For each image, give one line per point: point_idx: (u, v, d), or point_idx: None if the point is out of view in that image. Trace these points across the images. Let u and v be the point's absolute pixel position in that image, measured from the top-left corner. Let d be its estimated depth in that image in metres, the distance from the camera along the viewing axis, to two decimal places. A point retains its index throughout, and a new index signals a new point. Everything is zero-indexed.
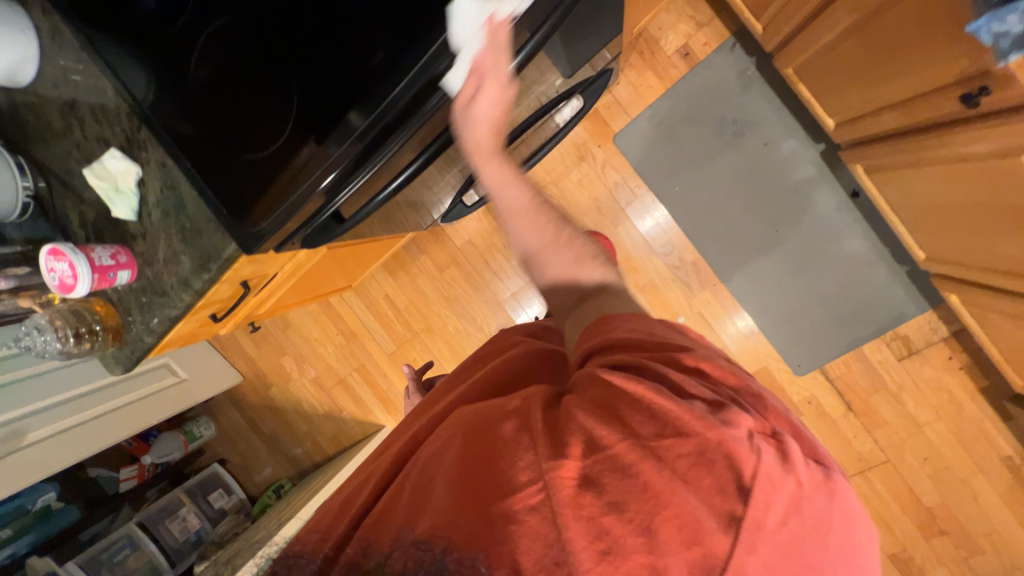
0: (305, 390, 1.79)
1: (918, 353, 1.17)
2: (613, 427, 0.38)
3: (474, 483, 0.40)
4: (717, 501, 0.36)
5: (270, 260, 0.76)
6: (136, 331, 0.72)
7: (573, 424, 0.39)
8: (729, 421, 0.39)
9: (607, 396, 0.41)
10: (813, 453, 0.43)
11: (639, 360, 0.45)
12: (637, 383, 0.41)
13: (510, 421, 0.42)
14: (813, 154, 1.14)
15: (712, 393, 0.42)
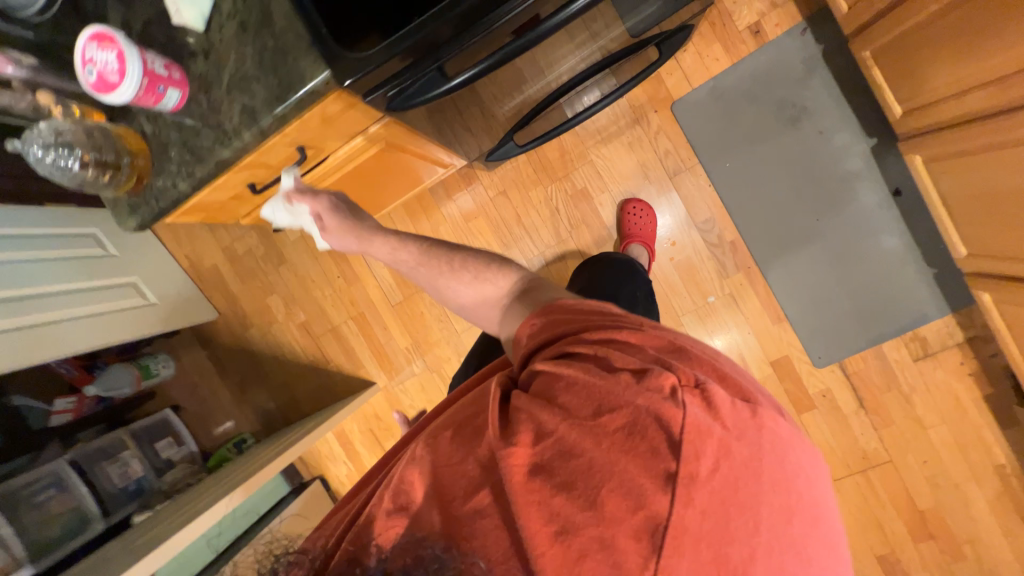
0: (290, 335, 1.63)
1: (933, 356, 1.21)
2: (547, 413, 0.48)
3: (445, 479, 0.50)
4: (659, 460, 0.43)
5: (340, 123, 0.66)
6: (170, 175, 0.61)
7: (523, 419, 0.49)
8: (652, 387, 0.46)
9: (540, 392, 0.50)
10: (736, 389, 0.49)
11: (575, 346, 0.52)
12: (567, 372, 0.49)
13: (471, 422, 0.53)
14: (863, 148, 1.17)
15: (638, 362, 0.49)
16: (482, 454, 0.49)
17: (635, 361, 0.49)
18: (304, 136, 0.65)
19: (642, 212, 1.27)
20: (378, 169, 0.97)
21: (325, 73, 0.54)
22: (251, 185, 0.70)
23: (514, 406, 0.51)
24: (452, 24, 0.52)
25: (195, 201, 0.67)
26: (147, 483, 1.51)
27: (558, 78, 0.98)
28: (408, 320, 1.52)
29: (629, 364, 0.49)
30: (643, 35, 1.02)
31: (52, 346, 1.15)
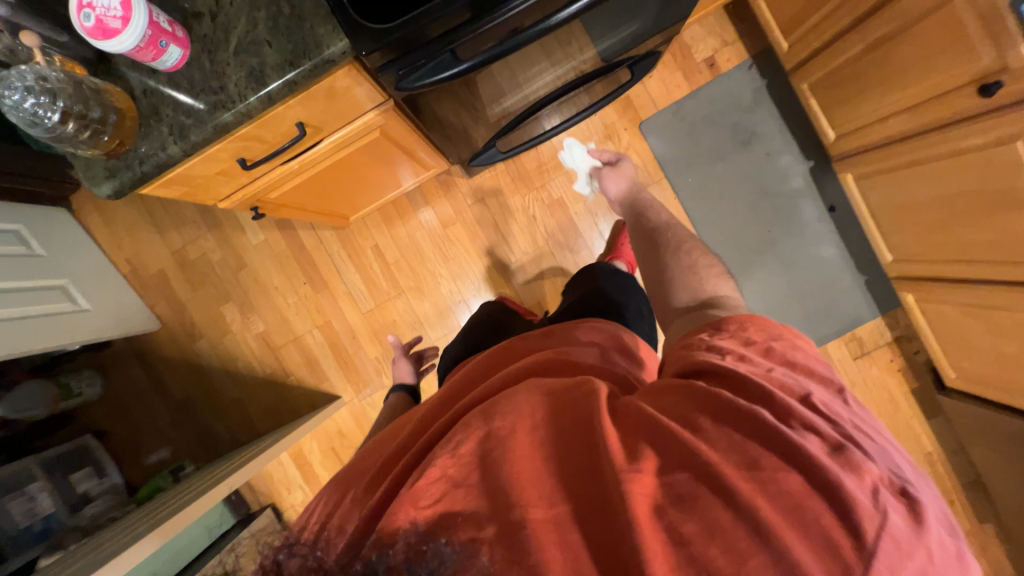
0: (245, 346, 1.50)
1: (869, 354, 1.36)
2: (680, 439, 0.39)
3: (501, 469, 0.41)
4: (836, 554, 0.34)
5: (344, 102, 0.66)
6: (157, 139, 0.58)
7: (655, 442, 0.40)
8: (848, 468, 0.37)
9: (674, 412, 0.42)
10: (944, 520, 0.38)
11: (740, 376, 0.43)
12: (735, 406, 0.40)
13: (565, 421, 0.44)
14: (804, 169, 1.33)
15: (833, 430, 0.39)
16: (571, 460, 0.41)
17: (825, 425, 0.39)
18: (307, 111, 0.64)
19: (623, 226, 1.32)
20: (365, 162, 0.96)
21: (342, 44, 0.56)
22: (241, 160, 0.67)
23: (631, 414, 0.43)
24: (472, 6, 0.54)
25: (183, 171, 0.64)
26: (59, 521, 1.27)
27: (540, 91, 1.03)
28: (379, 328, 1.47)
29: (814, 428, 0.39)
30: (619, 58, 1.11)
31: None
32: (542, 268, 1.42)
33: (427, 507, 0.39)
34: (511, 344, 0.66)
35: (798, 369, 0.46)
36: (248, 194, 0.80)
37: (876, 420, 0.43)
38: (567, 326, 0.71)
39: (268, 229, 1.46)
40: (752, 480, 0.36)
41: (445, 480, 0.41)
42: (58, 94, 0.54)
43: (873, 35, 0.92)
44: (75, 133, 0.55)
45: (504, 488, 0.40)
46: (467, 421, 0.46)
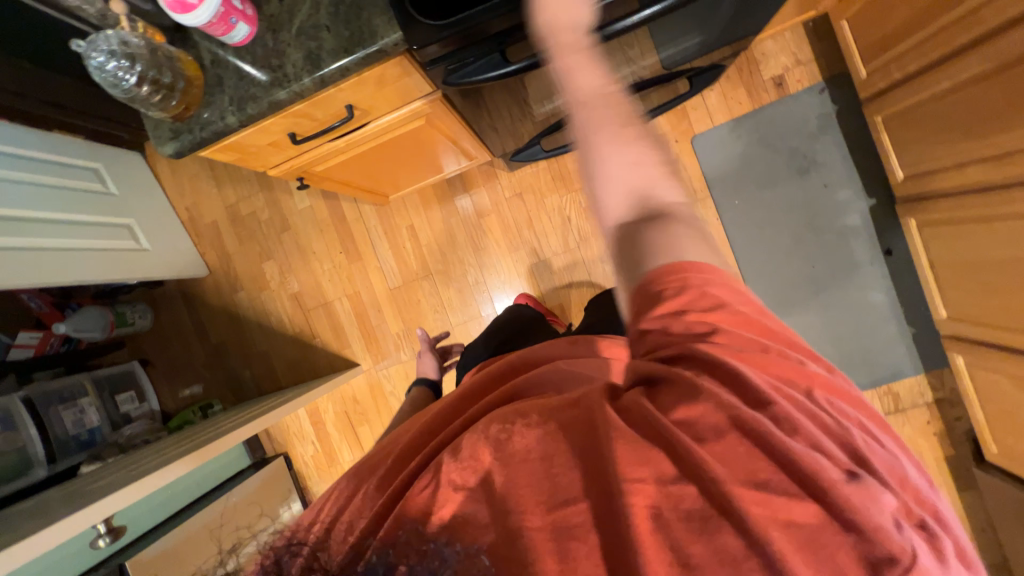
0: (279, 303, 1.60)
1: (904, 412, 1.27)
2: (687, 446, 0.37)
3: (500, 478, 0.40)
4: None
5: (393, 91, 0.68)
6: (219, 109, 0.62)
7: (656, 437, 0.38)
8: (870, 495, 0.36)
9: (675, 410, 0.40)
10: (958, 548, 0.38)
11: (742, 379, 0.40)
12: (744, 417, 0.38)
13: (569, 426, 0.42)
14: (863, 206, 1.24)
15: (844, 455, 0.38)
16: (570, 465, 0.40)
17: (839, 450, 0.38)
18: (357, 95, 0.66)
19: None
20: (409, 146, 0.98)
21: (395, 36, 0.57)
22: (291, 135, 0.71)
23: (632, 411, 0.41)
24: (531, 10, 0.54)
25: (238, 141, 0.68)
26: (102, 434, 1.42)
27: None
28: (402, 306, 1.51)
29: (826, 451, 0.37)
30: (681, 68, 1.07)
31: (47, 272, 1.10)
32: (568, 271, 1.41)
33: (434, 516, 0.40)
34: (534, 351, 0.66)
35: (800, 363, 0.43)
36: (295, 165, 0.84)
37: (887, 434, 0.42)
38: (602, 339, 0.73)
39: (313, 196, 1.53)
40: (785, 531, 0.34)
41: (449, 481, 0.42)
42: (135, 58, 0.59)
43: (962, 74, 0.84)
44: (148, 96, 0.60)
45: (505, 497, 0.39)
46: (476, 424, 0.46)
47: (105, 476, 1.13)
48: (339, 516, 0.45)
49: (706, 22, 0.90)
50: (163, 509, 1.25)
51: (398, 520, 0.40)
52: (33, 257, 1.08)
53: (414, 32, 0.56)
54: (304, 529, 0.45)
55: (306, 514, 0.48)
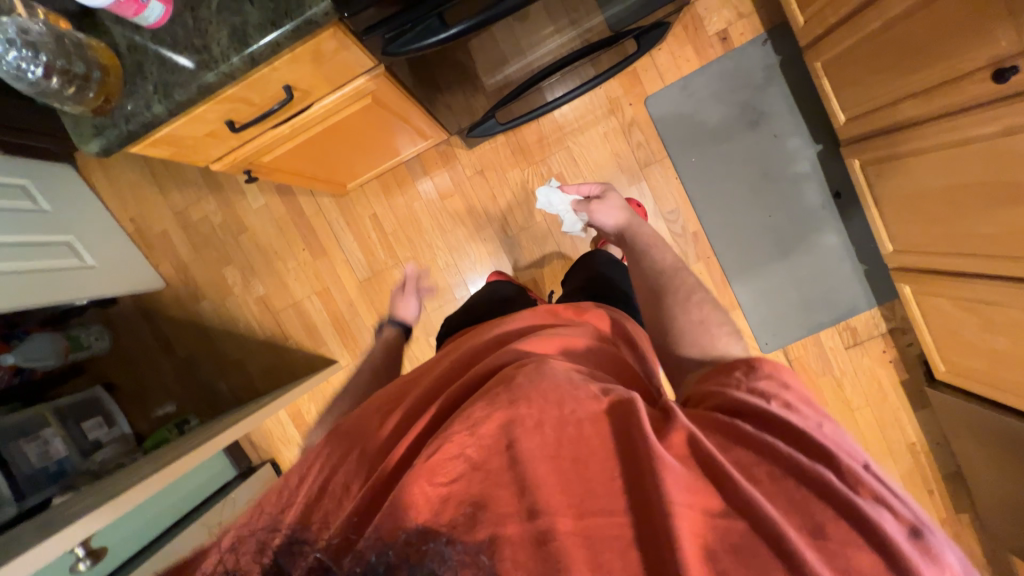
0: (246, 308, 1.54)
1: (862, 344, 1.36)
2: (741, 485, 0.39)
3: (527, 465, 0.42)
4: None
5: (332, 67, 0.66)
6: (142, 98, 0.58)
7: (707, 466, 0.41)
8: (926, 550, 0.36)
9: (732, 453, 0.42)
10: None
11: (792, 426, 0.43)
12: (790, 456, 0.40)
13: (597, 423, 0.45)
14: (811, 153, 1.29)
15: (905, 506, 0.39)
16: (593, 466, 0.43)
17: (900, 504, 0.38)
18: (294, 72, 0.63)
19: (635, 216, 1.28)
20: (361, 128, 0.95)
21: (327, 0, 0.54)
22: (229, 122, 0.67)
23: (679, 435, 0.43)
24: None
25: (168, 134, 0.64)
26: (72, 464, 1.33)
27: (542, 62, 1.01)
28: (375, 296, 1.49)
29: (893, 504, 0.38)
30: (627, 27, 1.07)
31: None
32: (537, 244, 1.42)
33: (422, 507, 0.40)
34: (516, 325, 0.69)
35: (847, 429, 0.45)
36: (238, 156, 0.80)
37: None
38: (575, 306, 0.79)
39: (268, 193, 1.47)
40: (829, 561, 0.36)
41: (440, 460, 0.43)
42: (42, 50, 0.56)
43: (890, 13, 0.88)
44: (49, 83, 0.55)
45: (508, 492, 0.41)
46: (474, 403, 0.47)
47: (78, 504, 1.08)
48: (323, 504, 0.45)
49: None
50: (153, 527, 1.21)
51: (400, 511, 0.40)
52: None
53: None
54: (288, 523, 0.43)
55: (278, 503, 0.46)
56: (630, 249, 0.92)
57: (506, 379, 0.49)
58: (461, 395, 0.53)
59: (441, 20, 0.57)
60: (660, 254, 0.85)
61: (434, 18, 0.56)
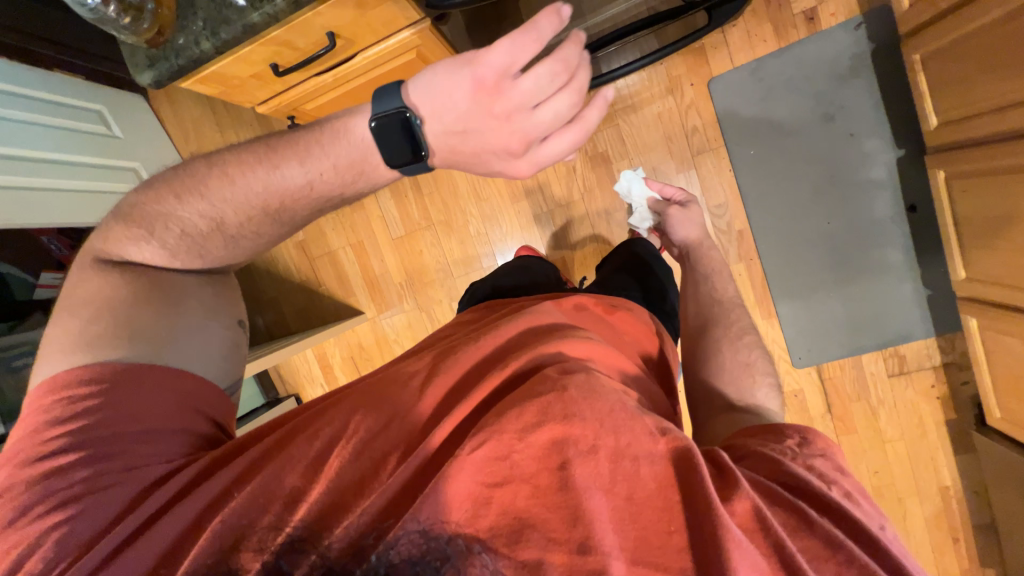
0: (286, 251, 1.62)
1: (907, 374, 1.25)
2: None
3: (580, 494, 0.40)
4: None
5: (374, 16, 0.64)
6: (192, 34, 0.61)
7: (773, 544, 0.38)
8: None
9: (796, 537, 0.39)
10: None
11: (861, 526, 0.41)
12: (865, 562, 0.37)
13: (656, 466, 0.42)
14: (890, 158, 1.16)
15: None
16: (646, 510, 0.40)
17: None
18: (338, 19, 0.63)
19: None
20: None
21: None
22: (273, 66, 0.68)
23: (744, 501, 0.40)
24: None
25: (215, 74, 0.67)
26: None
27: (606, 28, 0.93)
28: (405, 255, 1.52)
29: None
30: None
31: (29, 213, 1.07)
32: (570, 224, 1.39)
33: (451, 500, 0.40)
34: (541, 321, 0.64)
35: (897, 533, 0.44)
36: (281, 102, 0.82)
37: None
38: (602, 307, 0.79)
39: None
40: None
41: (486, 458, 0.41)
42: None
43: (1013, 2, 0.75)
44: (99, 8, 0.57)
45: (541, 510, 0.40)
46: (515, 401, 0.44)
47: None
48: (335, 479, 0.45)
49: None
50: None
51: (438, 511, 0.40)
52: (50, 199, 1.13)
53: None
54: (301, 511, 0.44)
55: (305, 466, 0.47)
56: (688, 270, 0.94)
57: (557, 385, 0.45)
58: (501, 380, 0.50)
59: None
60: (721, 281, 0.87)
61: None
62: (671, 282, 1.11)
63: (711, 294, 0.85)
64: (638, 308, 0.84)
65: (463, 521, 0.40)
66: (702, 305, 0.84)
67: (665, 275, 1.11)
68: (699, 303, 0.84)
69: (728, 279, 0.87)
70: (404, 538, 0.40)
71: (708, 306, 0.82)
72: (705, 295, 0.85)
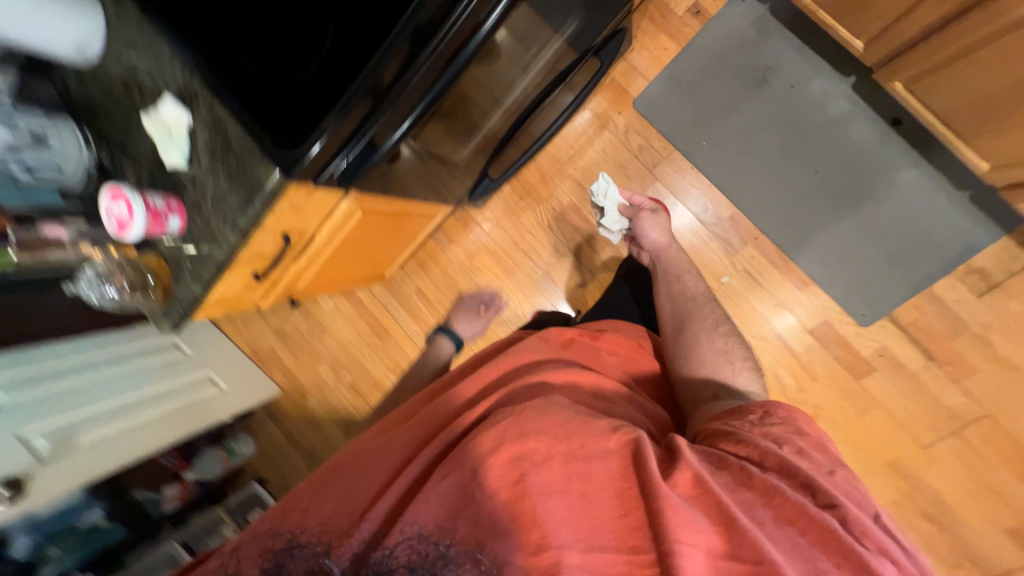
0: (340, 397, 1.75)
1: (1000, 287, 1.09)
2: (747, 528, 0.43)
3: (536, 501, 0.46)
4: None
5: (311, 208, 0.78)
6: (185, 283, 0.76)
7: (713, 504, 0.45)
8: None
9: (737, 494, 0.47)
10: None
11: (803, 476, 0.49)
12: (800, 502, 0.46)
13: (603, 458, 0.49)
14: (844, 89, 1.11)
15: (901, 559, 0.45)
16: (598, 503, 0.47)
17: (889, 546, 0.45)
18: (285, 224, 0.77)
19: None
20: (373, 235, 1.09)
21: (320, 141, 0.63)
22: (254, 274, 0.84)
23: (685, 473, 0.47)
24: (370, 90, 0.61)
25: (213, 302, 0.82)
26: None
27: (517, 105, 1.02)
28: None
29: (892, 554, 0.45)
30: (587, 46, 1.07)
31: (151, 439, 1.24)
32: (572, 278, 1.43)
33: (438, 518, 0.50)
34: (525, 354, 0.72)
35: (852, 478, 0.53)
36: (277, 292, 0.98)
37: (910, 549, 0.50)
38: (587, 335, 0.79)
39: (335, 295, 1.73)
40: None
41: (460, 479, 0.51)
42: (105, 273, 0.77)
43: None
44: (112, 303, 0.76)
45: (500, 516, 0.48)
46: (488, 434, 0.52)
47: None
48: (346, 516, 0.55)
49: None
50: None
51: (434, 520, 0.50)
52: (155, 423, 1.26)
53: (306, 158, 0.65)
54: (324, 527, 0.55)
55: (322, 510, 0.56)
56: (655, 273, 0.95)
57: (515, 412, 0.54)
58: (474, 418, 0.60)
59: (388, 126, 0.66)
60: (687, 279, 0.90)
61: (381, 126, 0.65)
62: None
63: (678, 289, 0.88)
64: (626, 325, 0.85)
65: (447, 528, 0.50)
66: (673, 298, 0.87)
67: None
68: (672, 299, 0.87)
69: (697, 274, 0.90)
70: (404, 545, 0.50)
71: (682, 302, 0.85)
72: (672, 290, 0.88)
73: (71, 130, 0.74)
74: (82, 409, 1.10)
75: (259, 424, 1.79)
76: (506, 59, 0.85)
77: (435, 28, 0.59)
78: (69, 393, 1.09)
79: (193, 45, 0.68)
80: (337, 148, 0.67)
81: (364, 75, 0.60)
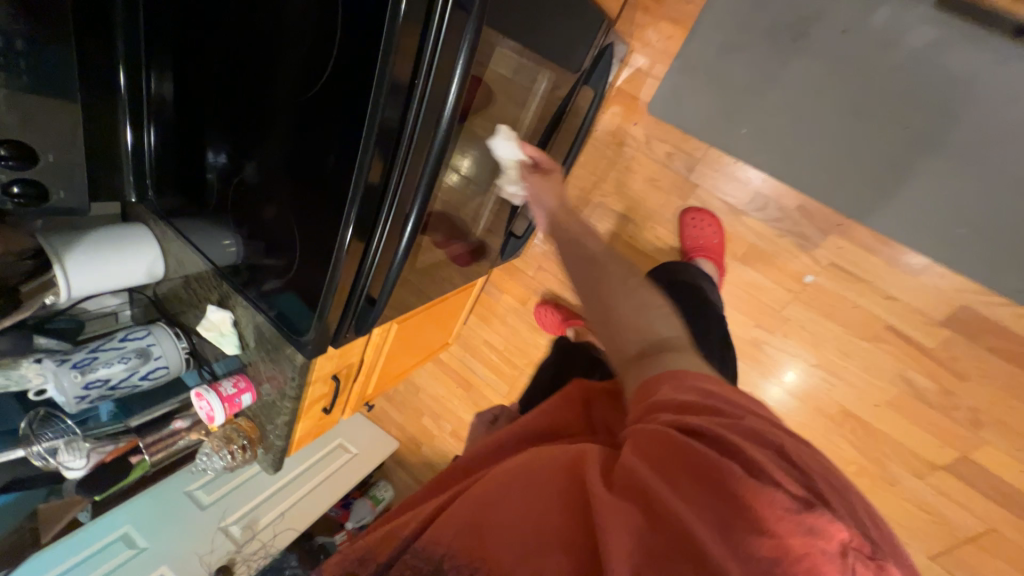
0: (446, 443, 1.90)
1: None
2: (663, 500, 0.40)
3: (489, 521, 0.45)
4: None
5: (345, 351, 0.87)
6: (272, 437, 0.92)
7: (630, 483, 0.42)
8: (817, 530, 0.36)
9: (660, 465, 0.42)
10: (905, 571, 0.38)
11: (699, 423, 0.44)
12: (701, 456, 0.41)
13: (553, 476, 0.46)
14: (926, 10, 0.82)
15: (796, 483, 0.40)
16: (548, 522, 0.42)
17: (797, 483, 0.40)
18: (327, 371, 0.87)
19: (704, 219, 1.14)
20: (417, 326, 1.18)
21: (350, 227, 0.61)
22: (325, 408, 0.96)
23: (619, 469, 0.44)
24: (362, 199, 0.59)
25: (298, 439, 0.97)
26: None
27: None
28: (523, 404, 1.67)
29: (780, 482, 0.39)
30: (574, 82, 0.98)
31: (310, 513, 1.52)
32: None
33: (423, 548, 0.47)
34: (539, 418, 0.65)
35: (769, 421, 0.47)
36: (352, 404, 1.11)
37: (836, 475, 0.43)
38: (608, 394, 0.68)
39: None
40: None
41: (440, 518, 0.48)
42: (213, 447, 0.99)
43: None
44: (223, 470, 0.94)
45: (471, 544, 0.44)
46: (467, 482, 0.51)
47: None
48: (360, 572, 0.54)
49: (541, 49, 0.78)
50: None
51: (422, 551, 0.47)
52: (314, 494, 1.57)
53: (333, 284, 0.67)
54: None
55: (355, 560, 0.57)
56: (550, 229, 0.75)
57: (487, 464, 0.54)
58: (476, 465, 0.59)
59: (395, 229, 0.65)
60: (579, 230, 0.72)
61: (390, 220, 0.63)
62: (708, 287, 1.08)
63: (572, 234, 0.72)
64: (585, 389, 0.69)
65: (439, 542, 0.46)
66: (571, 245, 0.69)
67: (697, 277, 1.08)
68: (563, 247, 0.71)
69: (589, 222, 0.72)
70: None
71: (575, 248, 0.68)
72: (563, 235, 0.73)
73: (163, 330, 0.91)
74: (260, 495, 1.44)
75: (390, 474, 2.03)
76: (499, 109, 0.81)
77: (403, 123, 0.55)
78: (248, 485, 1.43)
79: (226, 243, 0.78)
80: (350, 285, 0.70)
81: (353, 194, 0.59)
